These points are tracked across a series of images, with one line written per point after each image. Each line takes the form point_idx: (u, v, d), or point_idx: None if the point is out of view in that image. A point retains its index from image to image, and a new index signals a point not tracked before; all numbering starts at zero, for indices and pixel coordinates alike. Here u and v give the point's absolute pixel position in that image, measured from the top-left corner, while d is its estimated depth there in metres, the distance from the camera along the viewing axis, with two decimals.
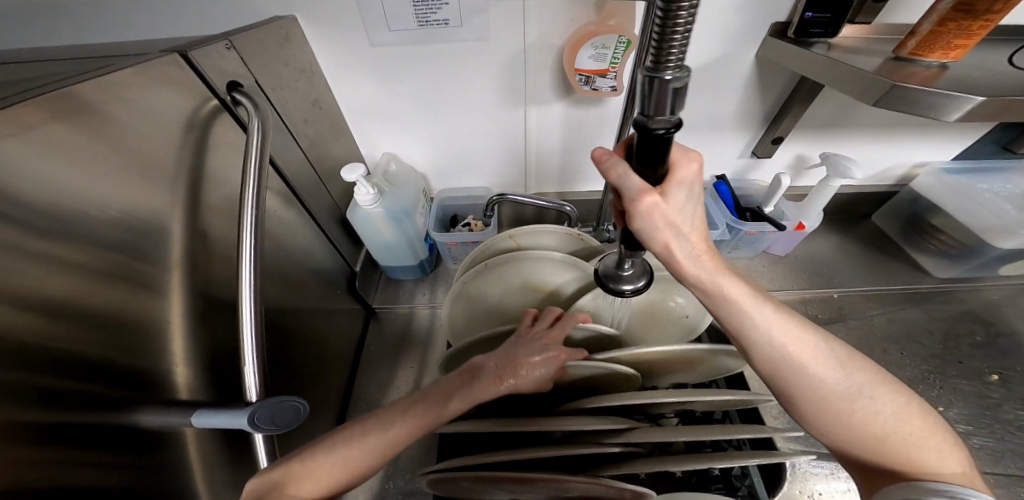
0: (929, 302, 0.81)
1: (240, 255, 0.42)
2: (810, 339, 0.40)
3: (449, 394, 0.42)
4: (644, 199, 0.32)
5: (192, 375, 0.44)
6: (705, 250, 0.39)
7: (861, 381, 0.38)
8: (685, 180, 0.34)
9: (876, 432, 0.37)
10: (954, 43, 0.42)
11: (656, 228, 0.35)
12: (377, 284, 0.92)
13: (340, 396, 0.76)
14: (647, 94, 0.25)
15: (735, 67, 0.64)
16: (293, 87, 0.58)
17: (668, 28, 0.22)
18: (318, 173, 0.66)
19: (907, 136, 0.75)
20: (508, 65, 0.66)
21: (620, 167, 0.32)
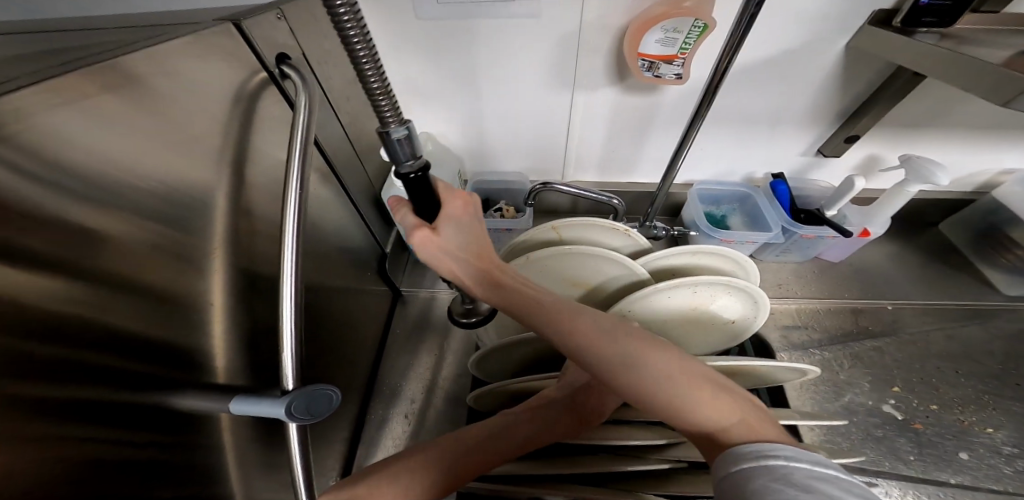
0: (993, 321, 0.75)
1: (283, 239, 0.39)
2: (584, 315, 0.37)
3: (518, 428, 0.44)
4: (417, 233, 0.40)
5: (234, 359, 0.43)
6: (492, 268, 0.44)
7: (632, 352, 0.34)
8: (453, 215, 0.42)
9: (671, 399, 0.31)
10: None
11: (437, 259, 0.42)
12: (404, 267, 0.90)
13: (366, 377, 0.76)
14: (398, 147, 0.33)
15: (819, 55, 0.57)
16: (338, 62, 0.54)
17: (374, 96, 0.30)
18: (357, 151, 0.63)
19: (997, 139, 0.68)
20: (561, 46, 0.61)
21: (400, 209, 0.41)
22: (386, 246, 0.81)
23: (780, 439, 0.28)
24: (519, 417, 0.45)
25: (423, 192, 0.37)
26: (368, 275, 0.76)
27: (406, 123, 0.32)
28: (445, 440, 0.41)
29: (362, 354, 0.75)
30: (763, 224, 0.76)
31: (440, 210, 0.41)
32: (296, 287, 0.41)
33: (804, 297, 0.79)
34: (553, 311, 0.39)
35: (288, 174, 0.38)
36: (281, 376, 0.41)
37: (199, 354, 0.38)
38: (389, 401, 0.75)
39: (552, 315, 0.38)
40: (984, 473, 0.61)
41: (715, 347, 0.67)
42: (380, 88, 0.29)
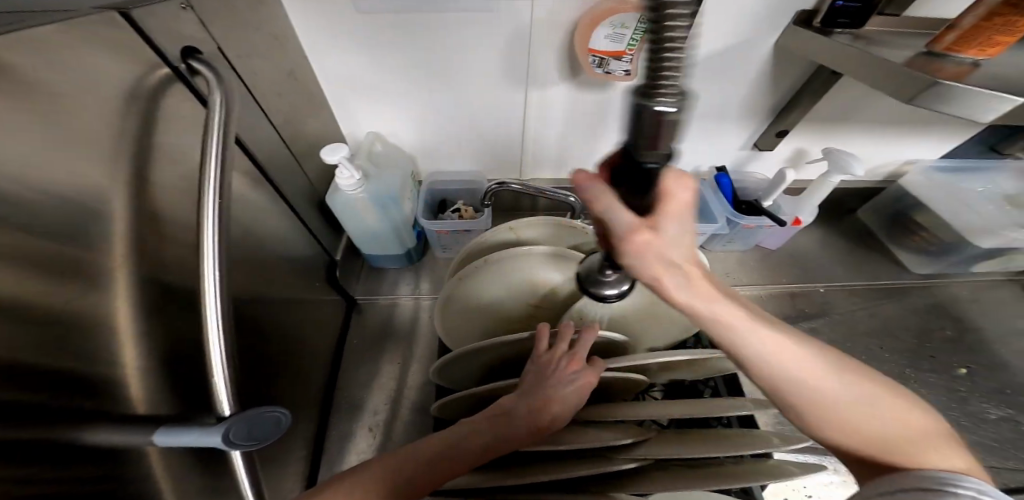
0: (907, 297, 0.84)
1: (201, 250, 0.35)
2: (799, 347, 0.35)
3: (480, 442, 0.41)
4: (636, 233, 0.32)
5: (158, 387, 0.38)
6: (695, 273, 0.36)
7: (853, 392, 0.34)
8: (676, 209, 0.31)
9: (861, 431, 0.33)
10: (995, 39, 0.39)
11: (645, 263, 0.34)
12: (358, 274, 0.85)
13: (322, 392, 0.71)
14: (640, 126, 0.21)
15: (754, 53, 0.60)
16: (265, 55, 0.49)
17: (662, 72, 0.19)
18: (295, 154, 0.58)
19: (905, 133, 0.75)
20: (513, 42, 0.60)
21: (603, 194, 0.30)
22: (336, 252, 0.76)
23: (967, 470, 0.31)
24: (480, 428, 0.42)
25: (643, 187, 0.27)
26: (316, 284, 0.71)
27: (681, 99, 0.20)
28: (401, 453, 0.39)
29: (315, 370, 0.70)
30: (709, 215, 0.80)
31: (665, 201, 0.31)
32: (223, 301, 0.37)
33: (750, 285, 0.84)
34: (761, 334, 0.35)
35: (203, 177, 0.34)
36: (214, 401, 0.38)
37: (112, 385, 0.33)
38: (348, 418, 0.71)
39: (791, 349, 0.35)
40: None
41: (670, 339, 0.69)
42: (678, 51, 0.18)
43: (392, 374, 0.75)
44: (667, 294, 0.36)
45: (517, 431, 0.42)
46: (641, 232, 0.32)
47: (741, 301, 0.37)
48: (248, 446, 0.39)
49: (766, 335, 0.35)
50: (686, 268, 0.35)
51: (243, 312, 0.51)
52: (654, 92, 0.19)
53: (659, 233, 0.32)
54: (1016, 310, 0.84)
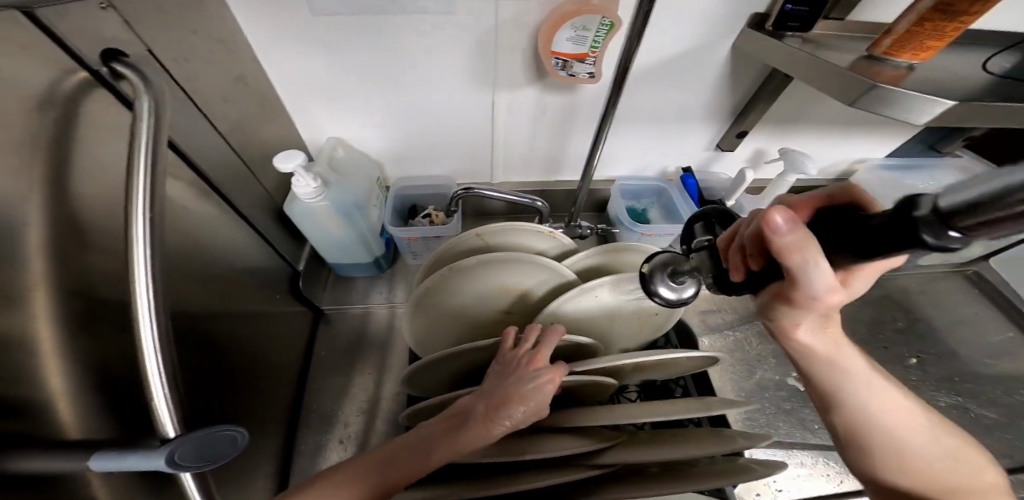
0: (861, 290, 0.90)
1: (131, 268, 0.33)
2: (904, 403, 0.35)
3: (429, 445, 0.39)
4: (831, 294, 0.27)
5: (92, 416, 0.35)
6: (834, 325, 0.33)
7: (943, 443, 0.34)
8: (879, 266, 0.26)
9: (946, 482, 0.32)
10: (926, 44, 0.42)
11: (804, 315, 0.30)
12: (325, 283, 0.82)
13: (288, 410, 0.68)
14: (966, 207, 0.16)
15: (714, 57, 0.62)
16: (206, 59, 0.46)
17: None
18: (247, 162, 0.55)
19: (856, 135, 0.79)
20: (478, 46, 0.58)
21: (812, 255, 0.25)
22: (298, 263, 0.72)
23: None
24: (433, 431, 0.40)
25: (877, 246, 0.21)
26: (278, 298, 0.67)
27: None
28: (365, 460, 0.38)
29: (279, 386, 0.67)
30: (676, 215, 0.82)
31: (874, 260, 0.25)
32: (160, 319, 0.35)
33: None
34: (874, 385, 0.35)
35: (129, 182, 0.32)
36: (156, 421, 0.35)
37: (30, 418, 0.30)
38: (317, 434, 0.68)
39: (889, 403, 0.35)
40: None
41: (642, 336, 0.70)
42: None
43: (363, 388, 0.73)
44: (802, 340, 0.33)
45: (470, 431, 0.39)
46: (832, 293, 0.27)
47: (863, 355, 0.37)
48: (197, 467, 0.37)
49: (876, 387, 0.35)
50: (830, 318, 0.32)
51: (194, 330, 0.48)
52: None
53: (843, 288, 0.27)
54: (959, 301, 0.90)
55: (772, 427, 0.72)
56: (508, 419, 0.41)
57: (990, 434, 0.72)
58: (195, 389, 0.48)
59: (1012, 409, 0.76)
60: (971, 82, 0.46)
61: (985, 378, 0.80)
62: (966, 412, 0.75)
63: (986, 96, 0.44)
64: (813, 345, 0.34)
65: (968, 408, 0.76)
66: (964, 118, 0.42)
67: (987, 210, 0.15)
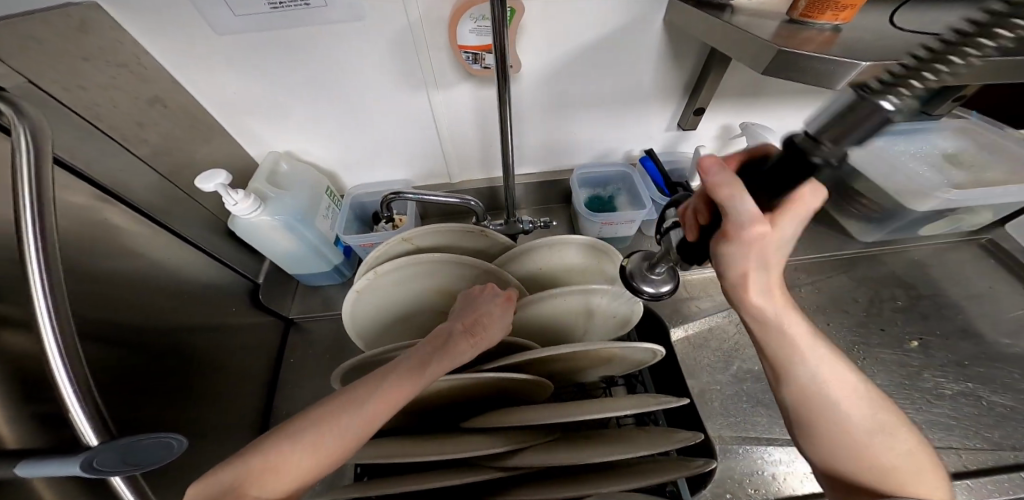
0: (855, 268, 0.82)
1: (28, 281, 0.34)
2: (850, 380, 0.35)
3: (423, 361, 0.38)
4: (756, 228, 0.27)
5: (24, 428, 0.38)
6: (779, 286, 0.33)
7: (882, 421, 0.34)
8: (799, 207, 0.29)
9: (880, 459, 0.33)
10: (840, 3, 0.40)
11: (745, 260, 0.30)
12: (293, 293, 0.84)
13: (260, 414, 0.70)
14: (848, 117, 0.21)
15: (642, 30, 0.58)
16: (108, 86, 0.48)
17: (937, 56, 0.19)
18: (180, 187, 0.58)
19: (829, 101, 0.73)
20: (396, 47, 0.57)
21: (735, 183, 0.27)
22: (259, 276, 0.75)
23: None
24: (425, 351, 0.40)
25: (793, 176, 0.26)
26: (239, 310, 0.70)
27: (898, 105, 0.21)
28: (361, 388, 0.36)
29: (250, 393, 0.69)
30: (640, 201, 0.79)
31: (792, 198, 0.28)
32: (63, 333, 0.35)
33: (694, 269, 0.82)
34: (825, 358, 0.35)
35: (18, 202, 0.34)
36: (72, 429, 0.36)
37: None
38: None
39: (836, 376, 0.34)
40: None
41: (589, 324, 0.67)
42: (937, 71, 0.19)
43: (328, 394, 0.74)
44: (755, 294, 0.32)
45: (457, 347, 0.41)
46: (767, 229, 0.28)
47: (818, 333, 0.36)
48: (124, 470, 0.37)
49: (826, 361, 0.35)
50: (773, 271, 0.32)
51: (145, 344, 0.51)
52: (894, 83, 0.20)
53: (776, 229, 0.28)
54: (973, 273, 0.81)
55: (749, 423, 0.66)
56: (486, 332, 0.43)
57: (1007, 425, 0.64)
58: (155, 399, 0.52)
59: None
60: (895, 41, 0.43)
61: (1000, 359, 0.71)
62: (981, 401, 0.67)
63: (909, 53, 0.40)
64: (765, 310, 0.33)
65: (981, 395, 0.67)
66: (879, 80, 0.39)
67: (861, 104, 0.21)
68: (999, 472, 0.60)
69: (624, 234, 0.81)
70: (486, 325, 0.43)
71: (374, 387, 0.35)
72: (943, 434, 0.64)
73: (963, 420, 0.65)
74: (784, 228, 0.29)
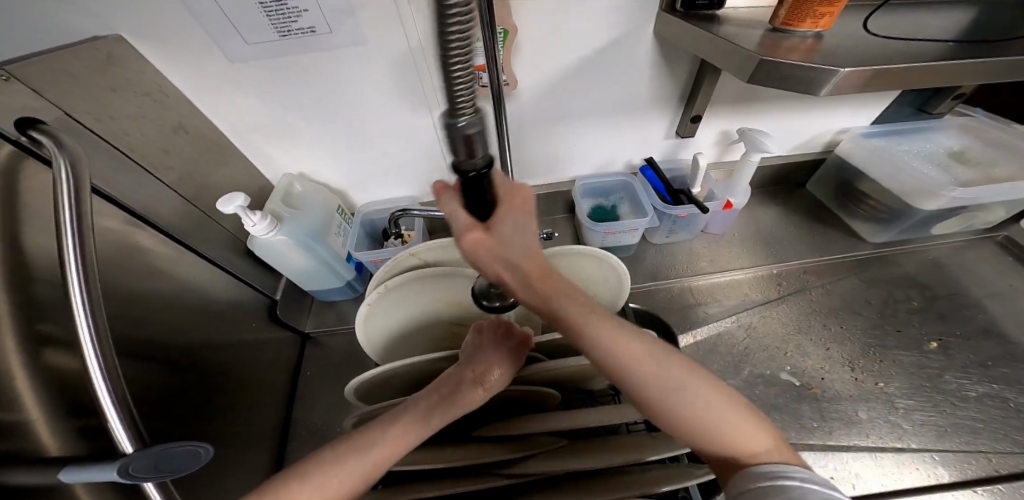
0: (867, 269, 0.81)
1: (70, 300, 0.37)
2: (638, 342, 0.36)
3: (428, 410, 0.43)
4: (472, 232, 0.34)
5: (63, 437, 0.40)
6: (540, 276, 0.38)
7: (677, 375, 0.34)
8: (511, 213, 0.35)
9: (690, 416, 0.33)
10: (819, 11, 0.41)
11: (487, 260, 0.36)
12: (308, 308, 0.87)
13: (279, 427, 0.72)
14: (454, 142, 0.26)
15: (633, 43, 0.60)
16: (136, 118, 0.52)
17: (451, 84, 0.23)
18: (202, 209, 0.62)
19: (827, 103, 0.74)
20: (398, 69, 0.61)
21: (451, 201, 0.35)
22: (276, 292, 0.78)
23: (767, 446, 0.33)
24: (431, 400, 0.44)
25: (479, 193, 0.31)
26: (258, 325, 0.73)
27: (478, 115, 0.25)
28: (371, 434, 0.40)
29: (268, 406, 0.71)
30: (642, 209, 0.80)
31: (497, 207, 0.34)
32: (101, 345, 0.39)
33: (701, 275, 0.82)
34: (609, 326, 0.36)
35: (62, 229, 0.37)
36: (110, 437, 0.39)
37: (15, 438, 0.36)
38: (300, 451, 0.71)
39: (624, 341, 0.35)
40: (887, 431, 0.63)
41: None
42: (466, 81, 0.23)
43: (343, 406, 0.76)
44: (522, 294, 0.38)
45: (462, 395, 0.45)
46: (480, 232, 0.34)
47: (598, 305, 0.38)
48: (152, 479, 0.40)
49: (609, 330, 0.36)
50: (524, 266, 0.37)
51: (172, 358, 0.54)
52: (456, 110, 0.24)
53: (492, 232, 0.35)
54: (991, 271, 0.79)
55: None
56: (490, 382, 0.47)
57: None
58: (180, 410, 0.54)
59: None
60: (879, 45, 0.44)
61: None
62: (1007, 403, 0.65)
63: (892, 57, 0.41)
64: (531, 300, 0.38)
65: (1007, 396, 0.65)
66: (863, 85, 0.40)
67: (454, 129, 0.25)
68: None
69: (628, 243, 0.82)
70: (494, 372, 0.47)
71: (382, 434, 0.40)
72: (969, 437, 0.62)
73: (990, 423, 0.63)
74: (503, 230, 0.35)
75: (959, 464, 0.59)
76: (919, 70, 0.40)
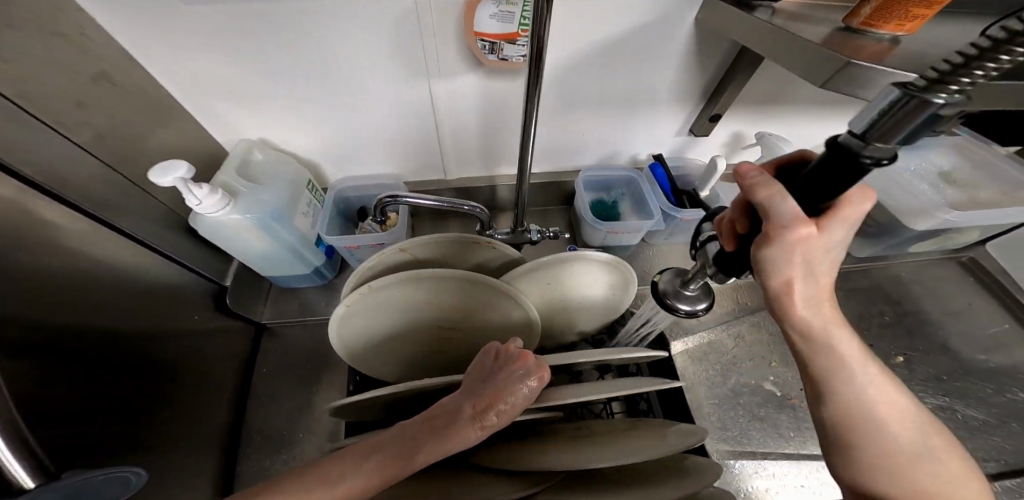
0: (846, 281, 0.83)
1: None
2: (895, 399, 0.33)
3: (411, 447, 0.34)
4: (800, 230, 0.25)
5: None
6: (828, 294, 0.29)
7: (924, 440, 0.33)
8: (848, 213, 0.26)
9: (926, 481, 0.32)
10: (912, 14, 0.39)
11: (788, 268, 0.27)
12: (266, 295, 0.76)
13: (227, 432, 0.62)
14: (884, 121, 0.19)
15: (668, 29, 0.54)
16: (36, 58, 0.39)
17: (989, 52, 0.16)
18: (129, 176, 0.49)
19: (839, 113, 0.73)
20: (398, 29, 0.50)
21: (772, 188, 0.26)
22: (226, 278, 0.66)
23: None
24: (416, 432, 0.35)
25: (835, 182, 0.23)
26: (204, 317, 0.61)
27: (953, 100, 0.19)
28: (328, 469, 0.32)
29: (214, 410, 0.61)
30: (647, 209, 0.76)
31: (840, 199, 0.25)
32: None
33: None
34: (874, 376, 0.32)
35: None
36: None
37: None
38: (246, 462, 0.62)
39: (883, 398, 0.32)
40: None
41: (584, 331, 0.65)
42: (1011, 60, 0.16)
43: (302, 411, 0.67)
44: (803, 315, 0.29)
45: (455, 435, 0.34)
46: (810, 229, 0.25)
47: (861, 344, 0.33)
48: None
49: (872, 378, 0.32)
50: (821, 281, 0.28)
51: (99, 360, 0.43)
52: (937, 83, 0.18)
53: (820, 231, 0.25)
54: (951, 291, 0.84)
55: (746, 437, 0.64)
56: (493, 420, 0.35)
57: (979, 437, 0.66)
58: (110, 425, 0.44)
59: (1004, 408, 0.70)
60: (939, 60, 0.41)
61: (978, 375, 0.74)
62: (956, 414, 0.69)
63: None
64: (812, 322, 0.29)
65: (957, 409, 0.69)
66: None
67: (899, 106, 0.18)
68: None
69: (628, 243, 0.77)
70: (499, 411, 0.36)
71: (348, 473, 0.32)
72: None
73: None
74: (831, 230, 0.26)
75: None
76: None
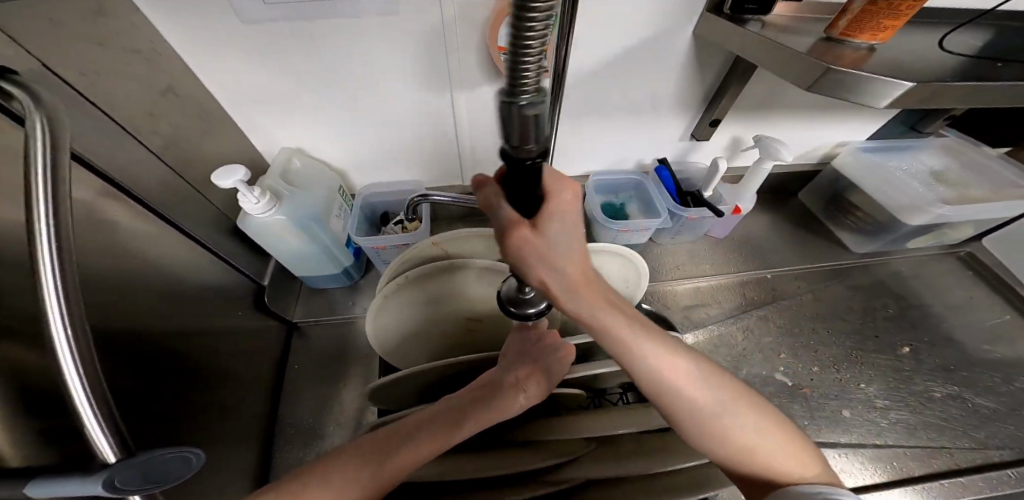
0: (849, 277, 0.86)
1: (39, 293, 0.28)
2: (685, 368, 0.37)
3: (461, 414, 0.38)
4: (517, 233, 0.26)
5: (34, 442, 0.31)
6: (587, 283, 0.32)
7: (724, 399, 0.38)
8: (560, 211, 0.27)
9: (729, 434, 0.37)
10: (883, 24, 0.44)
11: (531, 269, 0.29)
12: (297, 295, 0.80)
13: (264, 424, 0.65)
14: (506, 127, 0.19)
15: (669, 44, 0.60)
16: (121, 76, 0.44)
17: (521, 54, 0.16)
18: (190, 181, 0.55)
19: (832, 116, 0.78)
20: (427, 47, 0.56)
21: (494, 194, 0.27)
22: (263, 277, 0.71)
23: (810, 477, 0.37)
24: (462, 401, 0.39)
25: (525, 190, 0.24)
26: (244, 314, 0.66)
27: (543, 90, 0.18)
28: (387, 434, 0.37)
29: (253, 401, 0.64)
30: (654, 210, 0.80)
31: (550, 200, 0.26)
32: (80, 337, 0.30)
33: (703, 276, 0.84)
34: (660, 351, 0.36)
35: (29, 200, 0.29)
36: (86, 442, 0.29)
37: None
38: (282, 453, 0.65)
39: (670, 367, 0.37)
40: (867, 428, 0.67)
41: None
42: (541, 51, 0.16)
43: (333, 404, 0.70)
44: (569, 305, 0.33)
45: (498, 404, 0.39)
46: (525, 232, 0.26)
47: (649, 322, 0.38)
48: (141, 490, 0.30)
49: (659, 353, 0.36)
50: (574, 274, 0.31)
51: (157, 348, 0.47)
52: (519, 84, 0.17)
53: (538, 234, 0.27)
54: (952, 284, 0.87)
55: None
56: (529, 391, 0.40)
57: (991, 425, 0.68)
58: (162, 414, 0.47)
59: (1011, 397, 0.72)
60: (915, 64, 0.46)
61: (984, 365, 0.76)
62: (966, 403, 0.71)
63: (926, 76, 0.44)
64: (582, 311, 0.33)
65: (967, 397, 0.72)
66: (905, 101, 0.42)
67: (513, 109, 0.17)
68: (986, 469, 0.64)
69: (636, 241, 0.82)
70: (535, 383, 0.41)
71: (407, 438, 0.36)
72: (938, 436, 0.67)
73: (950, 420, 0.69)
74: (550, 229, 0.27)
75: (927, 459, 0.65)
76: (943, 89, 0.43)
